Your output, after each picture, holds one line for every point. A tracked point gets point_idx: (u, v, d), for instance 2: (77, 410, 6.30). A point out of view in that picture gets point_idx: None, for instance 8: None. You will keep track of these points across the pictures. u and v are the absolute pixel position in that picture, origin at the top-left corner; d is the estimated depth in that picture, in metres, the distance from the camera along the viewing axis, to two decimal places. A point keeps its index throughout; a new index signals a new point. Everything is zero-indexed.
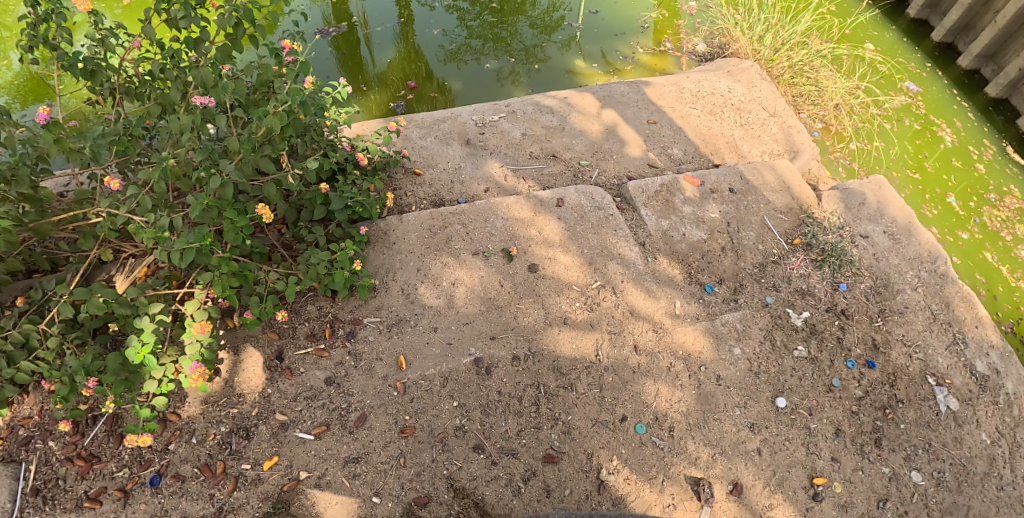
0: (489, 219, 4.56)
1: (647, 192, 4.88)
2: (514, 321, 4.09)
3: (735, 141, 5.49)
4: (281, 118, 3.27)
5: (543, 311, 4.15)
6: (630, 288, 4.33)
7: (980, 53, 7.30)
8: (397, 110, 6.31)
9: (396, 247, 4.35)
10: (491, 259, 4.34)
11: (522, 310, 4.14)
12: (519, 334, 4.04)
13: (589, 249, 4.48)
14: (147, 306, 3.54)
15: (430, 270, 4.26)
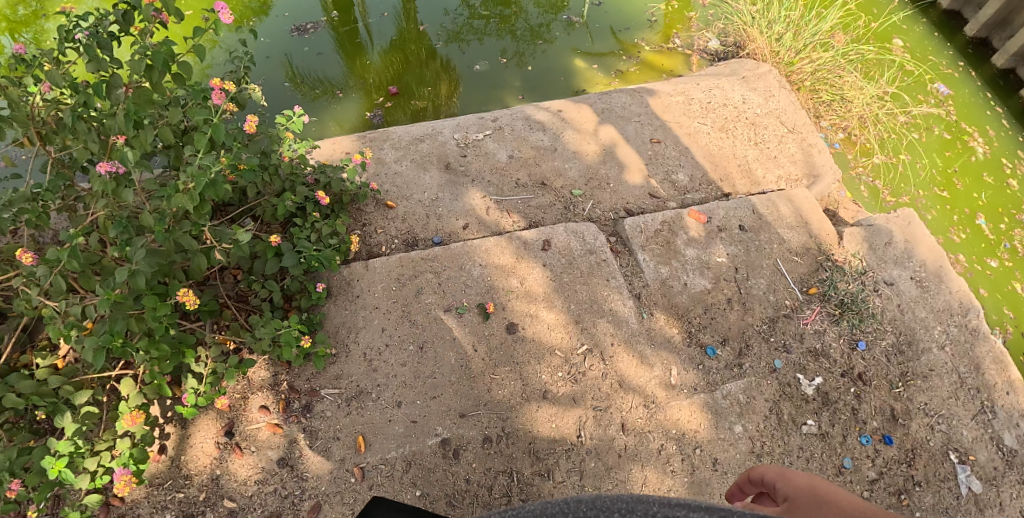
0: (466, 265, 4.06)
1: (648, 230, 4.32)
2: (486, 395, 3.68)
3: (748, 164, 4.88)
4: (191, 200, 2.65)
5: (520, 381, 3.73)
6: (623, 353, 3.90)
7: (1017, 53, 6.51)
8: (375, 121, 5.49)
9: (358, 300, 3.89)
10: (466, 318, 3.88)
11: (495, 382, 3.72)
12: (494, 411, 3.64)
13: (577, 304, 4.00)
14: (72, 396, 3.08)
15: (396, 330, 3.82)
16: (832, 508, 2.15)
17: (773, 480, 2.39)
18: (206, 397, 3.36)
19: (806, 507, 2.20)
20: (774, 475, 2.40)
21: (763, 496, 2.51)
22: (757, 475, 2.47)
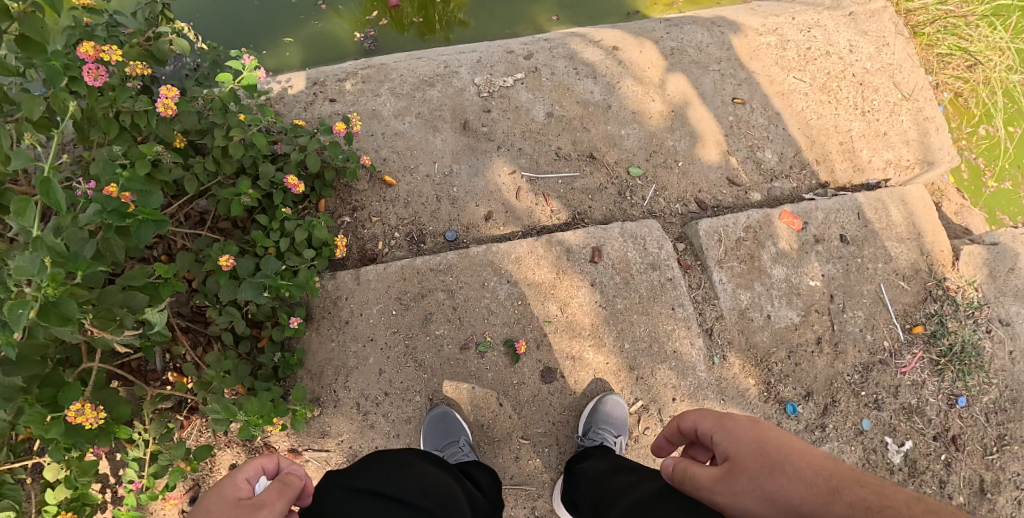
0: (488, 283, 3.10)
1: (728, 240, 3.28)
2: (513, 465, 2.99)
3: (852, 142, 3.81)
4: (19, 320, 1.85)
5: (554, 445, 3.02)
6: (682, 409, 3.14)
7: None
8: (365, 47, 4.05)
9: (348, 329, 3.08)
10: (486, 361, 3.04)
11: (523, 446, 3.01)
12: (515, 483, 2.97)
13: (633, 345, 3.09)
14: None
15: (399, 372, 3.04)
16: (788, 474, 1.79)
17: (709, 433, 1.99)
18: (149, 497, 2.56)
19: (756, 472, 1.84)
20: (710, 427, 1.99)
21: (693, 442, 2.14)
22: (688, 425, 2.06)
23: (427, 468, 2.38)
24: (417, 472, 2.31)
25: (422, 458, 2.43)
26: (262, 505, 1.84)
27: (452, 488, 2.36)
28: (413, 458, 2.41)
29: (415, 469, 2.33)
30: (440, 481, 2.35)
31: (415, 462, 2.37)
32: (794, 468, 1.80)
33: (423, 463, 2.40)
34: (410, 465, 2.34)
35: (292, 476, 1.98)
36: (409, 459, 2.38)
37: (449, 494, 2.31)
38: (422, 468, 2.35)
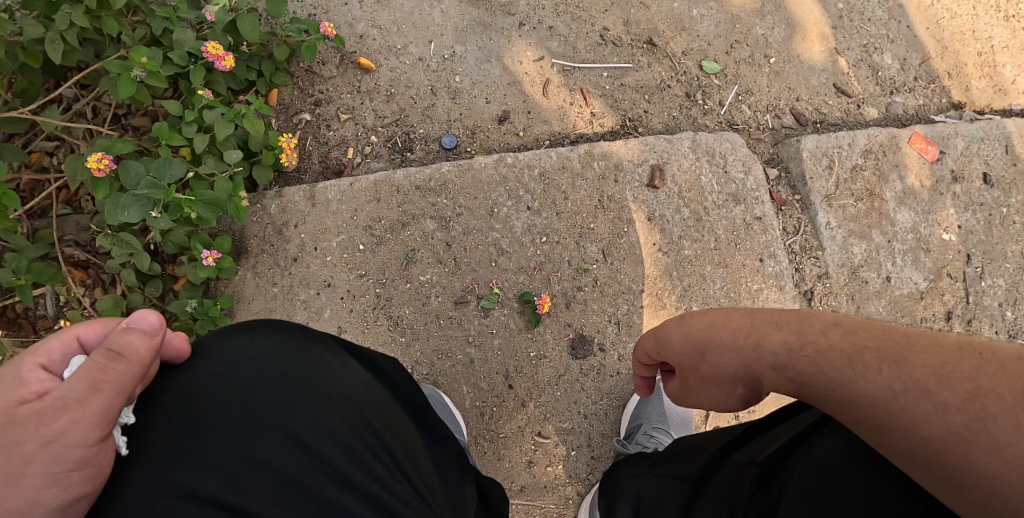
0: (499, 211, 2.22)
1: (842, 168, 2.35)
2: (523, 473, 2.17)
3: (993, 55, 2.72)
4: None
5: (585, 448, 2.21)
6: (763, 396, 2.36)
7: None
8: None
9: (297, 272, 2.25)
10: (493, 322, 2.19)
11: (538, 449, 2.18)
12: (526, 491, 2.17)
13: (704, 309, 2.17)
14: None
15: (370, 334, 2.20)
16: (721, 359, 1.35)
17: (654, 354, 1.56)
18: None
19: (697, 370, 1.41)
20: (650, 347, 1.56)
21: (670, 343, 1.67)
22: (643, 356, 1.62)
23: (378, 412, 1.35)
24: (356, 417, 1.30)
25: (371, 385, 1.40)
26: (65, 409, 1.05)
27: (417, 460, 1.38)
28: (351, 372, 1.38)
29: (357, 418, 1.30)
30: (392, 438, 1.34)
31: (355, 394, 1.33)
32: (721, 346, 1.34)
33: (374, 400, 1.37)
34: (340, 389, 1.31)
35: (133, 339, 1.13)
36: (347, 377, 1.35)
37: (400, 457, 1.33)
38: (363, 403, 1.33)
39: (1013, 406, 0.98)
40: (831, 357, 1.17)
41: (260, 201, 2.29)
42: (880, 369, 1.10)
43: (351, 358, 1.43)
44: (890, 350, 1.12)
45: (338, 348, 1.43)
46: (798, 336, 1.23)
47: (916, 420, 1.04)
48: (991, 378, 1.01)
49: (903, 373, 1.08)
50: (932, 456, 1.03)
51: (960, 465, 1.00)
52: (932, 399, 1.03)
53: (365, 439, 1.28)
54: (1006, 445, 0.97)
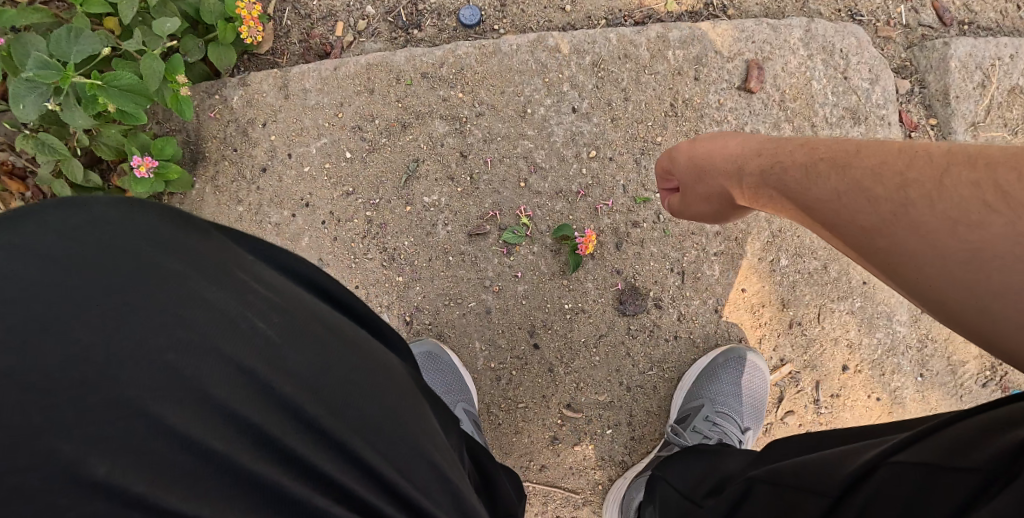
0: (533, 112, 1.69)
1: (999, 88, 1.77)
2: (545, 452, 1.71)
3: None
4: None
5: (624, 426, 1.73)
6: (852, 377, 1.79)
7: None
8: None
9: (267, 188, 1.72)
10: (518, 262, 1.68)
11: (565, 425, 1.71)
12: (543, 472, 1.71)
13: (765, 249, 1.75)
14: None
15: (358, 271, 1.70)
16: (715, 180, 1.35)
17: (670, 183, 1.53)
18: None
19: (703, 195, 1.40)
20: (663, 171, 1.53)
21: None
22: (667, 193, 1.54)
23: (293, 372, 0.78)
24: (247, 405, 0.74)
25: (278, 315, 0.81)
26: None
27: (394, 425, 0.82)
28: (231, 300, 0.78)
29: (250, 406, 0.74)
30: (329, 408, 0.78)
31: (240, 356, 0.75)
32: (712, 170, 1.35)
33: (285, 347, 0.79)
34: (209, 351, 0.74)
35: None
36: (219, 318, 0.76)
37: (353, 438, 0.78)
38: (258, 366, 0.76)
39: (932, 191, 0.93)
40: (785, 167, 1.17)
41: (219, 90, 1.75)
42: (827, 173, 1.08)
43: (236, 270, 0.83)
44: (846, 156, 1.08)
45: (212, 256, 0.82)
46: (770, 157, 1.21)
47: (851, 212, 1.01)
48: (919, 168, 0.97)
49: (846, 174, 1.05)
50: (865, 246, 1.00)
51: (885, 251, 0.97)
52: (867, 194, 1.00)
53: (273, 435, 0.74)
54: (925, 223, 0.92)
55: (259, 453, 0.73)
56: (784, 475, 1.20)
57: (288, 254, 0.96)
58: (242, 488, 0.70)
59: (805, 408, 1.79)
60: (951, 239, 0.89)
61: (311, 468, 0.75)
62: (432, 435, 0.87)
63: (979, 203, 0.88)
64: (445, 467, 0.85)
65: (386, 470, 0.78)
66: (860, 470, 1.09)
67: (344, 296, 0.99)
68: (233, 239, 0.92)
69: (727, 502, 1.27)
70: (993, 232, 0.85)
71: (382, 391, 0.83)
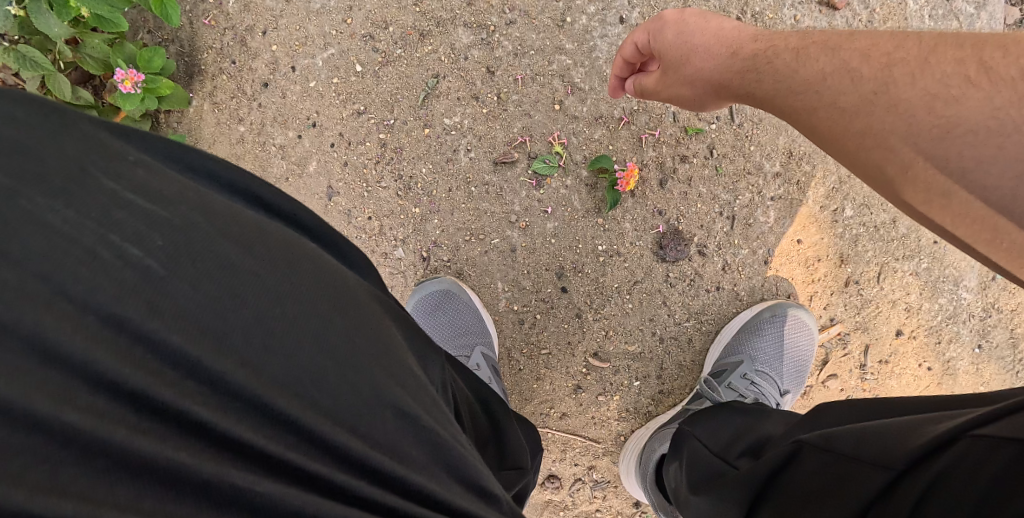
0: (572, 22, 1.46)
1: None
2: (567, 400, 1.56)
3: None
4: None
5: (652, 379, 1.56)
6: (904, 344, 1.57)
7: None
8: None
9: (269, 105, 1.53)
10: (549, 197, 1.49)
11: (590, 375, 1.55)
12: (562, 423, 1.57)
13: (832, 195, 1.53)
14: None
15: (371, 200, 1.52)
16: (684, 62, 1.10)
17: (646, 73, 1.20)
18: None
19: (674, 81, 1.13)
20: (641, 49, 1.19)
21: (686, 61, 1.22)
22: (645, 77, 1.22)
23: (187, 312, 0.64)
24: (122, 364, 0.60)
25: (164, 240, 0.66)
26: None
27: (330, 363, 0.69)
28: (94, 231, 0.64)
29: (127, 365, 0.60)
30: (238, 353, 0.65)
31: (106, 301, 0.61)
32: (684, 48, 1.09)
33: (173, 279, 0.65)
34: (63, 301, 0.60)
35: None
36: (73, 252, 0.62)
37: (278, 398, 0.65)
38: (134, 312, 0.62)
39: (920, 68, 0.83)
40: (776, 51, 0.98)
41: None
42: (817, 56, 0.93)
43: (96, 177, 0.68)
44: (834, 39, 0.93)
45: (74, 166, 0.67)
46: (765, 38, 1.01)
47: (834, 95, 0.89)
48: (908, 48, 0.85)
49: (836, 56, 0.91)
50: (837, 130, 0.89)
51: (862, 133, 0.86)
52: (852, 74, 0.88)
53: (161, 404, 0.60)
54: (903, 102, 0.83)
55: (146, 419, 0.59)
56: (840, 440, 1.01)
57: (205, 156, 0.82)
58: (122, 471, 0.56)
59: (849, 372, 1.60)
60: (925, 117, 0.81)
61: (217, 436, 0.61)
62: (389, 368, 0.74)
63: (960, 79, 0.79)
64: (406, 405, 0.73)
65: (317, 421, 0.66)
66: (934, 442, 0.89)
67: (281, 204, 0.84)
68: (129, 141, 0.77)
69: (766, 466, 1.08)
70: (968, 108, 0.78)
71: (326, 328, 0.70)
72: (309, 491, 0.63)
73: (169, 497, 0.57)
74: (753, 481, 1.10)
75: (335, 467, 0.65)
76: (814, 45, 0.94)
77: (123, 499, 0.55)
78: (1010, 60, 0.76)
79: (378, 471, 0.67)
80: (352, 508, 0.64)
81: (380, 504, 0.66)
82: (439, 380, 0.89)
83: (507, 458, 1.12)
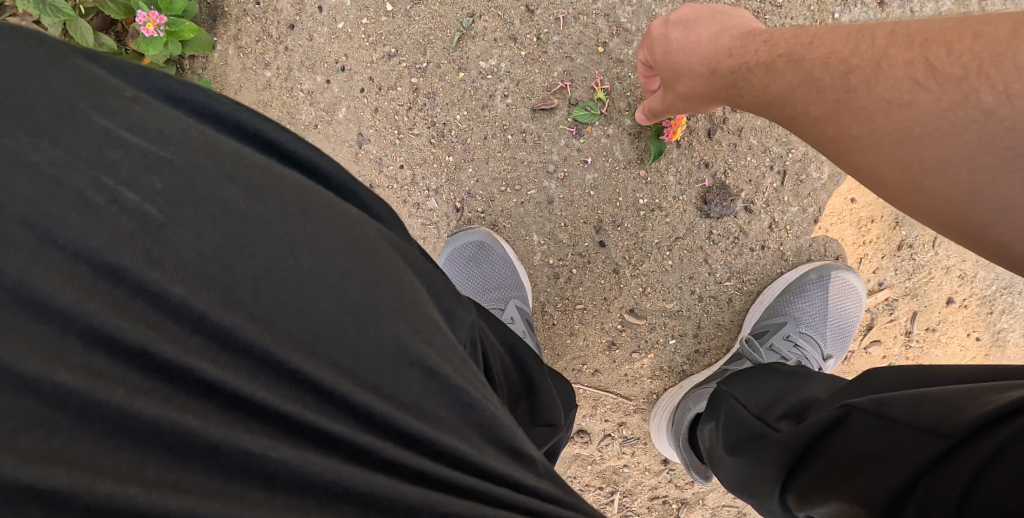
0: None
1: None
2: (601, 357, 1.51)
3: None
4: None
5: (690, 338, 1.50)
6: (955, 312, 1.48)
7: None
8: None
9: (296, 48, 1.47)
10: (588, 146, 1.41)
11: (626, 331, 1.49)
12: (593, 381, 1.53)
13: None
14: None
15: (403, 148, 1.46)
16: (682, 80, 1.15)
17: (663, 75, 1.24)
18: None
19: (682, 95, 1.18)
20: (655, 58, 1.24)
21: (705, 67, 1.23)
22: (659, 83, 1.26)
23: (189, 261, 0.61)
24: (119, 318, 0.57)
25: (161, 183, 0.65)
26: None
27: (349, 318, 0.65)
28: (86, 174, 0.64)
29: (124, 319, 0.57)
30: (249, 308, 0.61)
31: (99, 250, 0.59)
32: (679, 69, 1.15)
33: (173, 226, 0.62)
34: (52, 249, 0.58)
35: None
36: (63, 195, 0.62)
37: (296, 355, 0.61)
38: (130, 261, 0.59)
39: (873, 72, 0.82)
40: (749, 68, 0.99)
41: None
42: (784, 69, 0.93)
43: (92, 117, 0.67)
44: (796, 47, 0.93)
45: (65, 104, 0.67)
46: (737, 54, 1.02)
47: (804, 107, 0.90)
48: (864, 51, 0.84)
49: (800, 67, 0.90)
50: (814, 137, 0.90)
51: (835, 140, 0.86)
52: (816, 84, 0.88)
53: (172, 361, 0.57)
54: (863, 108, 0.82)
55: (148, 380, 0.56)
56: (894, 404, 0.95)
57: (216, 101, 0.78)
58: (123, 437, 0.53)
59: (893, 339, 1.52)
60: (882, 122, 0.80)
61: (231, 396, 0.58)
62: (414, 322, 0.69)
63: (911, 82, 0.78)
64: (435, 363, 0.68)
65: (338, 381, 0.62)
66: (1000, 411, 0.83)
67: (296, 149, 0.80)
68: (129, 81, 0.75)
69: (809, 429, 1.03)
70: (922, 111, 0.77)
71: (342, 276, 0.66)
72: (329, 455, 0.59)
73: (176, 462, 0.53)
74: (796, 445, 1.04)
75: (356, 429, 0.61)
76: (782, 56, 0.94)
77: (123, 466, 0.52)
78: (954, 58, 0.75)
79: (407, 432, 0.63)
80: (374, 473, 0.59)
81: (408, 469, 0.61)
82: (467, 341, 0.84)
83: (537, 416, 1.07)
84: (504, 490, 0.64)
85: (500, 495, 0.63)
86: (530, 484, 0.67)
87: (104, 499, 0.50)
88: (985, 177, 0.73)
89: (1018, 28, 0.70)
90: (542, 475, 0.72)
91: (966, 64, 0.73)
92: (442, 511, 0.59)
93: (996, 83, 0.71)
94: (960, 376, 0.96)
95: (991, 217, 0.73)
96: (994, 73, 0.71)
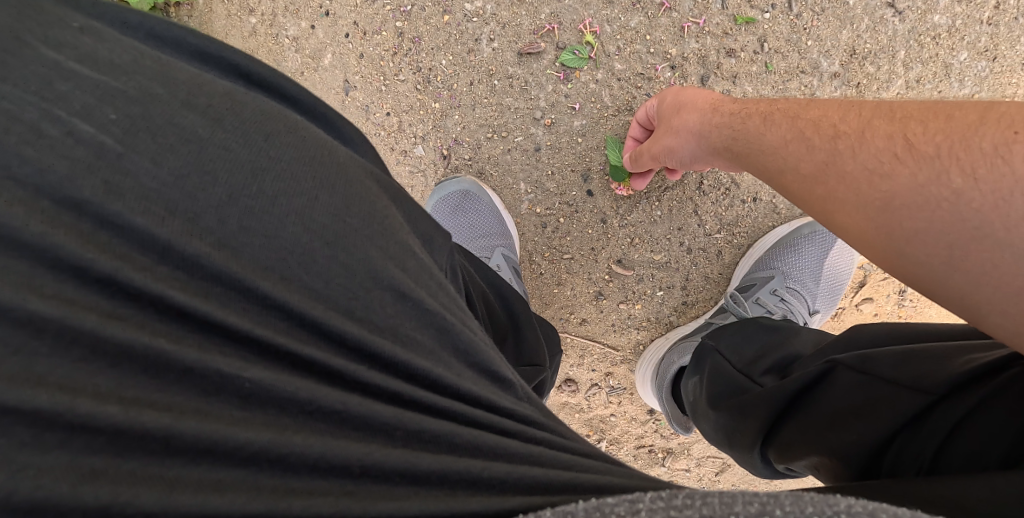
0: None
1: None
2: (588, 306, 1.50)
3: None
4: None
5: (677, 290, 1.49)
6: None
7: None
8: None
9: None
10: (576, 92, 1.38)
11: (613, 282, 1.48)
12: (582, 332, 1.53)
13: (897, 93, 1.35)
14: None
15: (389, 95, 1.43)
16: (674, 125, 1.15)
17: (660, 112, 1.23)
18: None
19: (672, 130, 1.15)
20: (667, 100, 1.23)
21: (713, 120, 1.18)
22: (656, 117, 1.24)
23: (150, 191, 0.62)
24: (85, 248, 0.59)
25: (115, 114, 0.66)
26: None
27: (317, 244, 0.65)
28: (38, 107, 0.65)
29: (90, 249, 0.59)
30: (213, 234, 0.62)
31: (59, 184, 0.61)
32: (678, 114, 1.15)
33: (131, 156, 0.64)
34: (13, 184, 0.61)
35: None
36: (18, 129, 0.63)
37: (259, 280, 0.62)
38: (90, 194, 0.61)
39: (859, 141, 0.83)
40: (746, 116, 1.00)
41: None
42: (779, 121, 0.95)
43: (40, 49, 0.69)
44: (795, 108, 0.95)
45: (10, 35, 0.69)
46: (735, 108, 1.04)
47: (793, 163, 0.88)
48: (850, 119, 0.86)
49: (794, 123, 0.92)
50: (801, 196, 0.87)
51: (818, 198, 0.84)
52: (806, 143, 0.88)
53: (138, 286, 0.58)
54: (846, 174, 0.82)
55: (121, 306, 0.58)
56: (878, 361, 0.93)
57: (175, 27, 0.78)
58: (100, 359, 0.55)
59: (887, 297, 1.49)
60: (866, 190, 0.79)
61: (204, 318, 0.59)
62: (384, 244, 0.68)
63: (890, 155, 0.79)
64: (407, 286, 0.67)
65: (307, 306, 0.62)
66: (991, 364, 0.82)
67: (262, 71, 0.79)
68: (78, 10, 0.75)
69: (792, 386, 1.02)
70: (901, 182, 0.76)
71: (308, 200, 0.66)
72: (302, 377, 0.60)
73: (153, 383, 0.55)
74: (779, 399, 1.03)
75: (330, 353, 0.62)
76: (783, 109, 0.96)
77: (103, 386, 0.54)
78: (928, 136, 0.77)
79: (379, 355, 0.63)
80: (349, 393, 0.60)
81: (383, 391, 0.62)
82: (447, 269, 0.84)
83: (520, 357, 1.07)
84: (479, 412, 0.65)
85: (477, 416, 0.64)
86: (507, 406, 0.68)
87: (86, 418, 0.52)
88: (960, 251, 0.71)
89: (985, 118, 0.73)
90: (520, 399, 0.72)
91: (938, 144, 0.75)
92: (417, 428, 0.60)
93: (966, 166, 0.72)
94: (944, 331, 0.95)
95: (965, 290, 0.71)
96: (964, 157, 0.73)
